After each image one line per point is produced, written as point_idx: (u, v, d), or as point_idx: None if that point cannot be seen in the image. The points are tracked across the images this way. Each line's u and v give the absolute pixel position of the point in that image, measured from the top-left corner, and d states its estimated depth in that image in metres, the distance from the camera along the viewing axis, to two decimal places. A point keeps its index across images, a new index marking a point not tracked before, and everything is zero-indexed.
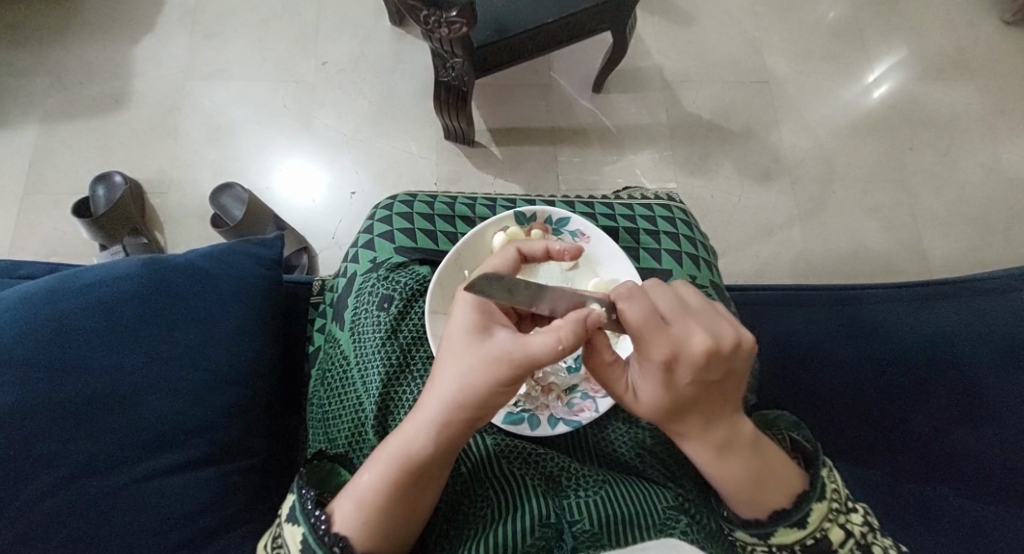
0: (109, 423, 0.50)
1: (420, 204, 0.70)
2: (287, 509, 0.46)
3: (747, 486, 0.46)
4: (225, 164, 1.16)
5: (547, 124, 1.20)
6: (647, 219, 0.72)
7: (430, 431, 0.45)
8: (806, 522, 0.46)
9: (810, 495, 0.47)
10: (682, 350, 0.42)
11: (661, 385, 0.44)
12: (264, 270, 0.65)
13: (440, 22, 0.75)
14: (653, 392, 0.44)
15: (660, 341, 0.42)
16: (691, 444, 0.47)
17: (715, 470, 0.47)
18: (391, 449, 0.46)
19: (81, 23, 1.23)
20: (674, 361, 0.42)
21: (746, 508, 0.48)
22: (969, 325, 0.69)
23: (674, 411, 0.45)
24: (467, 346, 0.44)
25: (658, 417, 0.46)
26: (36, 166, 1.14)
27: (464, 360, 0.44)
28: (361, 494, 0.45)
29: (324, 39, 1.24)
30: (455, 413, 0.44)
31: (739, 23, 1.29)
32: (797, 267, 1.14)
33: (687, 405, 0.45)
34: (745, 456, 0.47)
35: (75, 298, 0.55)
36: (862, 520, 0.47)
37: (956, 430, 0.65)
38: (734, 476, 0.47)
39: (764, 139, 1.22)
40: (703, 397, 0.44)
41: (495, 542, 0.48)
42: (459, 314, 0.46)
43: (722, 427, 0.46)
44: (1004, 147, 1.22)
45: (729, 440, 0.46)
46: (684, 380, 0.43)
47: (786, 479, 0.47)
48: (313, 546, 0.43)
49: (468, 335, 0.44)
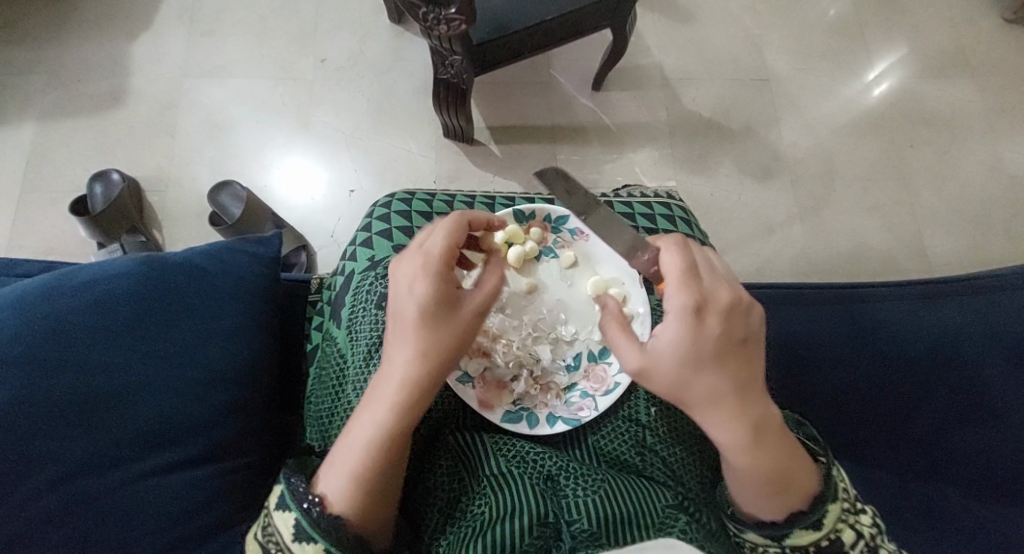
0: (105, 422, 0.49)
1: (418, 202, 0.70)
2: (276, 497, 0.46)
3: (774, 477, 0.45)
4: (222, 162, 1.15)
5: (547, 123, 1.20)
6: (646, 218, 0.72)
7: (415, 391, 0.47)
8: (820, 524, 0.46)
9: (825, 496, 0.46)
10: (711, 300, 0.45)
11: (691, 338, 0.43)
12: (262, 268, 0.64)
13: (439, 19, 0.74)
14: (686, 349, 0.43)
15: (693, 290, 0.45)
16: (722, 420, 0.44)
17: (746, 458, 0.44)
18: (381, 414, 0.46)
19: (78, 20, 1.23)
20: (705, 308, 0.44)
21: (771, 509, 0.46)
22: (970, 324, 0.69)
23: (704, 371, 0.43)
24: (444, 310, 0.47)
25: (678, 383, 0.44)
26: (33, 164, 1.13)
27: (449, 322, 0.47)
28: (352, 469, 0.45)
29: (322, 37, 1.23)
30: (434, 369, 0.47)
31: (738, 21, 1.29)
32: (797, 265, 1.14)
33: (722, 365, 0.44)
34: (775, 446, 0.45)
35: (72, 295, 0.55)
36: (871, 521, 0.48)
37: (956, 429, 0.64)
38: (761, 463, 0.45)
39: (764, 137, 1.21)
40: (728, 357, 0.44)
41: (494, 539, 0.47)
42: (421, 285, 0.47)
43: (756, 406, 0.45)
44: (1005, 146, 1.22)
45: (761, 422, 0.45)
46: (714, 332, 0.44)
47: (804, 477, 0.46)
48: (308, 531, 0.43)
49: (442, 302, 0.47)
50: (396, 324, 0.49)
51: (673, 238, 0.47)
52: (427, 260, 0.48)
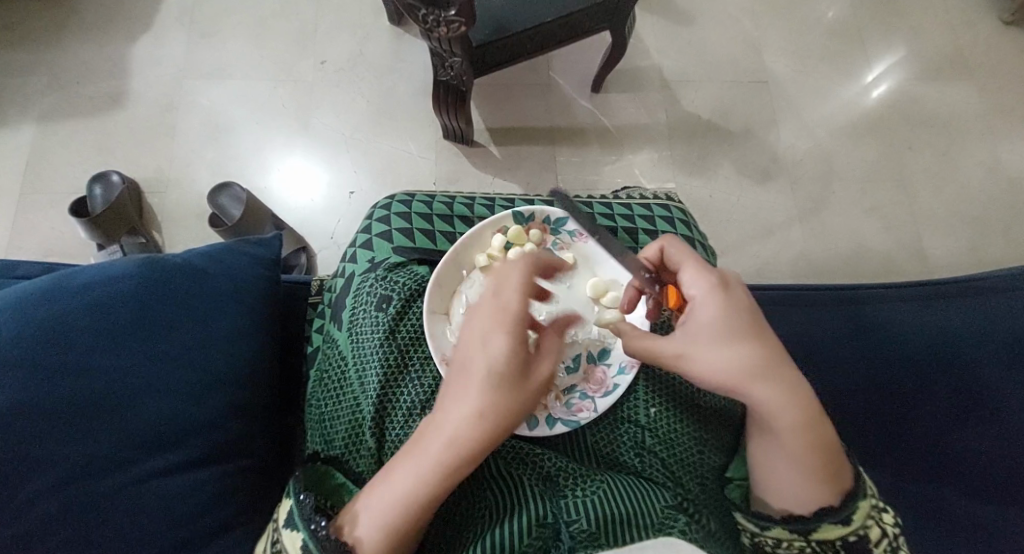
0: (107, 424, 0.49)
1: (418, 204, 0.69)
2: (284, 513, 0.47)
3: (828, 458, 0.47)
4: (223, 164, 1.16)
5: (546, 123, 1.20)
6: (646, 219, 0.72)
7: (462, 453, 0.45)
8: (851, 519, 0.46)
9: (857, 493, 0.47)
10: (725, 276, 0.50)
11: (722, 317, 0.48)
12: (263, 270, 0.65)
13: (439, 21, 0.74)
14: (724, 322, 0.47)
15: (708, 272, 0.50)
16: (777, 402, 0.46)
17: (801, 438, 0.46)
18: (425, 465, 0.45)
19: (77, 22, 1.23)
20: (727, 283, 0.50)
21: (814, 493, 0.47)
22: (969, 325, 0.69)
23: (744, 343, 0.47)
24: (510, 374, 0.46)
25: (734, 354, 0.47)
26: (32, 166, 1.13)
27: (515, 391, 0.46)
28: (386, 521, 0.45)
29: (322, 38, 1.23)
30: (492, 438, 0.45)
31: (737, 23, 1.29)
32: (797, 267, 1.14)
33: (754, 344, 0.47)
34: (824, 427, 0.47)
35: (73, 299, 0.55)
36: (893, 520, 0.48)
37: (956, 430, 0.65)
38: (808, 441, 0.46)
39: (763, 139, 1.21)
40: (762, 333, 0.48)
41: (495, 542, 0.48)
42: (498, 344, 0.46)
43: (793, 379, 0.47)
44: (1003, 147, 1.22)
45: (801, 398, 0.47)
46: (739, 306, 0.48)
47: (841, 468, 0.47)
48: (316, 550, 0.44)
49: (512, 365, 0.46)
50: (456, 380, 0.47)
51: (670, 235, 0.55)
52: (504, 318, 0.47)
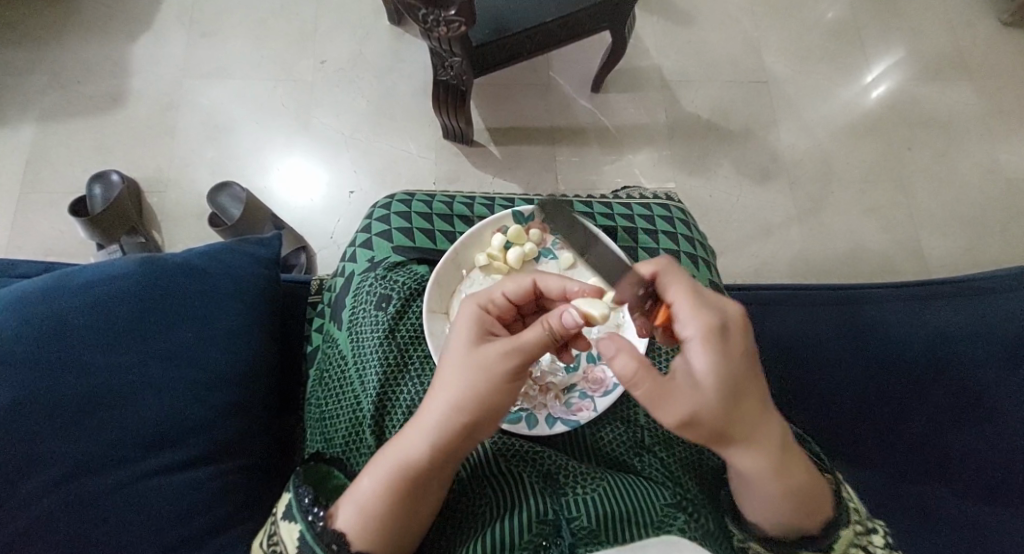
0: (106, 422, 0.49)
1: (418, 203, 0.69)
2: (283, 507, 0.47)
3: (800, 502, 0.46)
4: (222, 163, 1.16)
5: (546, 123, 1.20)
6: (646, 219, 0.72)
7: (418, 430, 0.46)
8: (832, 547, 0.48)
9: (840, 521, 0.48)
10: (726, 318, 0.44)
11: (721, 368, 0.42)
12: (263, 270, 0.65)
13: (438, 21, 0.74)
14: (721, 379, 0.42)
15: (709, 311, 0.44)
16: (752, 455, 0.44)
17: (772, 481, 0.45)
18: (394, 444, 0.47)
19: (77, 21, 1.23)
20: (726, 329, 0.43)
21: (784, 522, 0.47)
22: (968, 325, 0.69)
23: (740, 404, 0.42)
24: (465, 350, 0.47)
25: (724, 413, 0.42)
26: (32, 165, 1.13)
27: (468, 359, 0.46)
28: (362, 500, 0.45)
29: (322, 38, 1.23)
30: (448, 414, 0.45)
31: (737, 23, 1.29)
32: (796, 267, 1.14)
33: (743, 397, 0.42)
34: (799, 469, 0.46)
35: (74, 297, 0.55)
36: (882, 541, 0.49)
37: (954, 431, 0.64)
38: (788, 485, 0.45)
39: (762, 139, 1.22)
40: (753, 385, 0.44)
41: (495, 540, 0.48)
42: (459, 329, 0.49)
43: (775, 426, 0.44)
44: (1002, 148, 1.22)
45: (783, 446, 0.45)
46: (739, 353, 0.43)
47: (825, 501, 0.47)
48: (311, 542, 0.45)
49: (468, 342, 0.48)
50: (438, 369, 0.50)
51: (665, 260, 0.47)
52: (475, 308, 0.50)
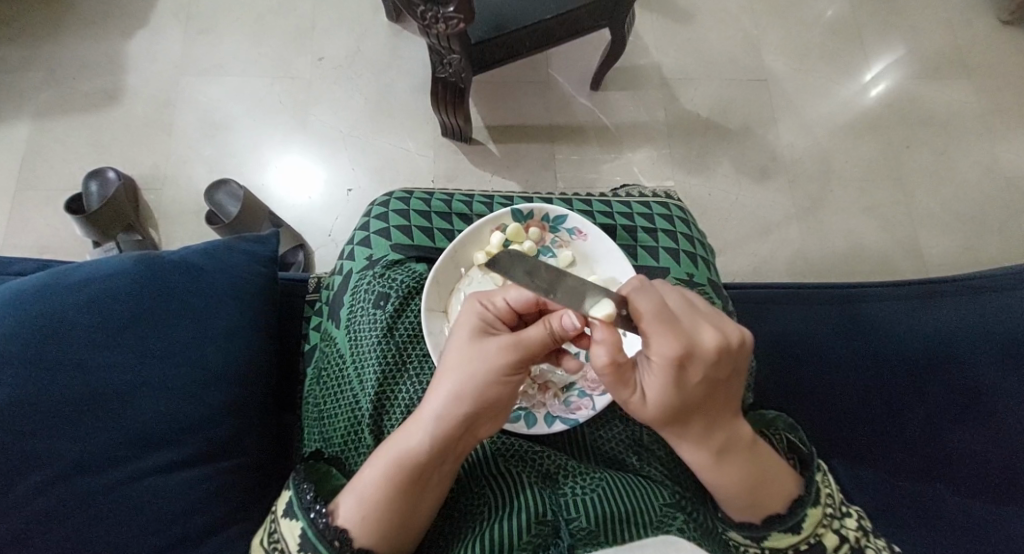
0: (103, 421, 0.49)
1: (416, 201, 0.69)
2: (283, 504, 0.47)
3: (746, 494, 0.47)
4: (219, 160, 1.15)
5: (545, 122, 1.20)
6: (645, 217, 0.72)
7: (417, 424, 0.46)
8: (801, 527, 0.47)
9: (805, 500, 0.48)
10: (695, 348, 0.42)
11: (674, 390, 0.43)
12: (259, 267, 0.64)
13: (436, 18, 0.74)
14: (664, 401, 0.43)
15: (674, 337, 0.42)
16: (690, 448, 0.47)
17: (715, 474, 0.47)
18: (393, 437, 0.47)
19: (73, 18, 1.22)
20: (691, 357, 0.42)
21: (737, 509, 0.48)
22: (968, 325, 0.68)
23: (690, 414, 0.44)
24: (466, 346, 0.46)
25: (662, 421, 0.45)
26: (28, 162, 1.13)
27: (467, 356, 0.46)
28: (363, 491, 0.45)
29: (320, 35, 1.23)
30: (450, 409, 0.45)
31: (736, 21, 1.29)
32: (795, 266, 1.14)
33: (693, 411, 0.44)
34: (744, 463, 0.46)
35: (71, 295, 0.55)
36: (856, 524, 0.48)
37: (955, 429, 0.64)
38: (735, 479, 0.47)
39: (762, 138, 1.21)
40: (709, 399, 0.44)
41: (494, 539, 0.48)
42: (461, 327, 0.48)
43: (725, 430, 0.46)
44: (1001, 147, 1.22)
45: (730, 445, 0.46)
46: (697, 380, 0.43)
47: (783, 486, 0.48)
48: (313, 540, 0.44)
49: (468, 338, 0.47)
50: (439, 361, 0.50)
51: (632, 282, 0.44)
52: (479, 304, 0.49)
